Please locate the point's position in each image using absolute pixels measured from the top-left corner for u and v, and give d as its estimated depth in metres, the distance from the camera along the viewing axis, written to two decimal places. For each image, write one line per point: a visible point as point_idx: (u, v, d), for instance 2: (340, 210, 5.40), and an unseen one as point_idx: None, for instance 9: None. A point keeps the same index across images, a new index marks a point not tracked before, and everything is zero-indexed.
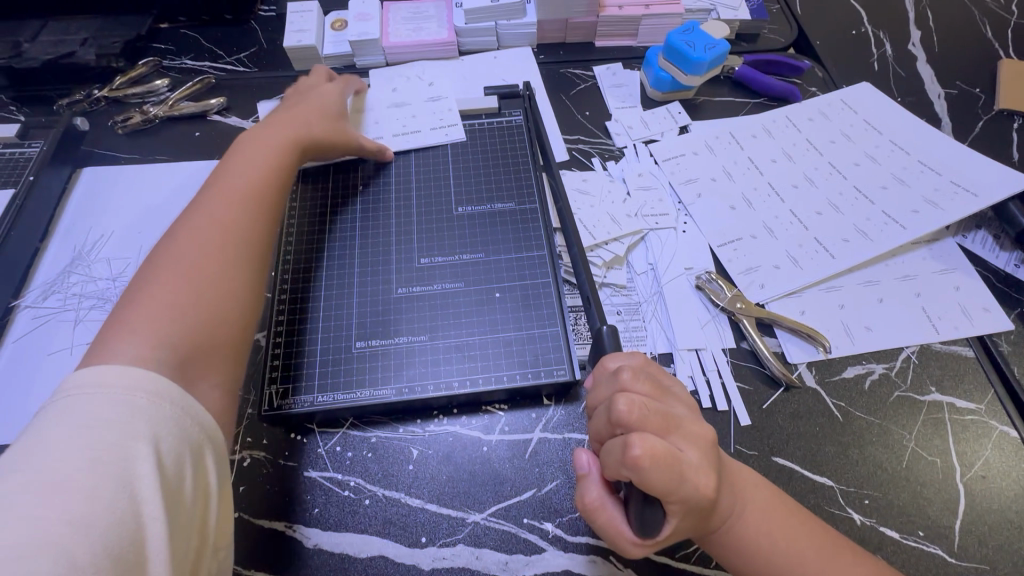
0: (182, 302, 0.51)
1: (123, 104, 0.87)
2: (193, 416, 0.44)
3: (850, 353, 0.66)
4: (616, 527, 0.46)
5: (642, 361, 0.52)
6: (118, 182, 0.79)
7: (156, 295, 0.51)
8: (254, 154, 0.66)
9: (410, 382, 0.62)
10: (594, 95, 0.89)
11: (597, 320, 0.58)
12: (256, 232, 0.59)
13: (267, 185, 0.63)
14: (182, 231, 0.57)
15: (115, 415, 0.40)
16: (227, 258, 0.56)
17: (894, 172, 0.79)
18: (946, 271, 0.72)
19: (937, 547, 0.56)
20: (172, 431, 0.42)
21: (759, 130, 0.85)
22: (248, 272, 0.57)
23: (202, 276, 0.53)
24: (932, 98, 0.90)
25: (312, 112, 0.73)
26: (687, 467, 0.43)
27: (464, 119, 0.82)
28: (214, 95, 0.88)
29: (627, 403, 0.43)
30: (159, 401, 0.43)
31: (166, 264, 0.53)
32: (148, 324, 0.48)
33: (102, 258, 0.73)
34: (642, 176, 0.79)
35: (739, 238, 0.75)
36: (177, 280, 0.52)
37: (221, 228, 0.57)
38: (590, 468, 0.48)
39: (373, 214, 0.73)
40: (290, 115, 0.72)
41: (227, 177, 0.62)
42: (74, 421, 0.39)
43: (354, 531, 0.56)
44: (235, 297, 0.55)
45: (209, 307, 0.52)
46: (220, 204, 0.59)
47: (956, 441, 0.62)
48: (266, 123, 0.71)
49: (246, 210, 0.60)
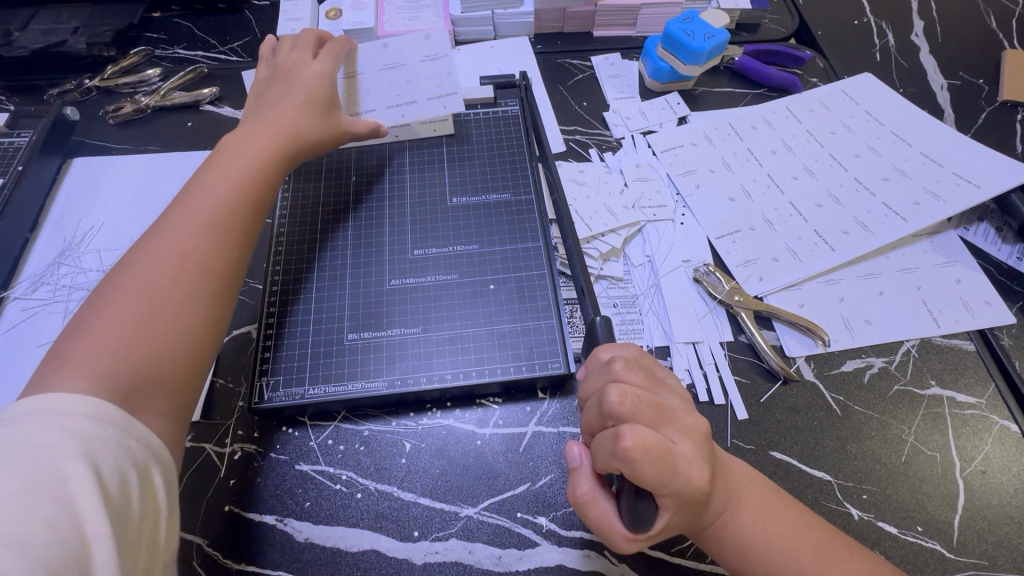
0: (123, 341, 0.47)
1: (115, 94, 0.86)
2: (135, 434, 0.43)
3: (849, 347, 0.66)
4: (607, 521, 0.45)
5: (636, 351, 0.50)
6: (109, 173, 0.79)
7: (101, 331, 0.47)
8: (228, 165, 0.60)
9: (403, 375, 0.61)
10: (592, 86, 0.88)
11: (591, 311, 0.56)
12: (219, 264, 0.54)
13: (239, 209, 0.58)
14: (141, 254, 0.52)
15: (47, 438, 0.39)
16: (181, 295, 0.51)
17: (895, 164, 0.78)
18: (948, 263, 0.71)
19: (936, 542, 0.55)
20: (114, 448, 0.41)
21: (759, 121, 0.84)
22: (206, 310, 0.52)
23: (150, 311, 0.49)
24: (934, 89, 0.88)
25: (297, 112, 0.66)
26: (680, 459, 0.42)
27: (459, 109, 0.81)
28: (207, 85, 0.87)
29: (619, 394, 0.42)
30: (99, 423, 0.41)
31: (116, 295, 0.49)
32: (85, 363, 0.45)
33: (93, 249, 0.72)
34: (639, 168, 0.78)
35: (738, 230, 0.74)
36: (124, 314, 0.48)
37: (179, 261, 0.52)
38: (581, 460, 0.47)
39: (367, 205, 0.72)
40: (274, 115, 0.66)
41: (197, 194, 0.57)
42: (1, 447, 0.38)
43: (346, 525, 0.56)
44: (187, 338, 0.50)
45: (153, 347, 0.48)
46: (183, 229, 0.54)
47: (956, 435, 0.61)
48: (247, 125, 0.65)
49: (209, 238, 0.54)
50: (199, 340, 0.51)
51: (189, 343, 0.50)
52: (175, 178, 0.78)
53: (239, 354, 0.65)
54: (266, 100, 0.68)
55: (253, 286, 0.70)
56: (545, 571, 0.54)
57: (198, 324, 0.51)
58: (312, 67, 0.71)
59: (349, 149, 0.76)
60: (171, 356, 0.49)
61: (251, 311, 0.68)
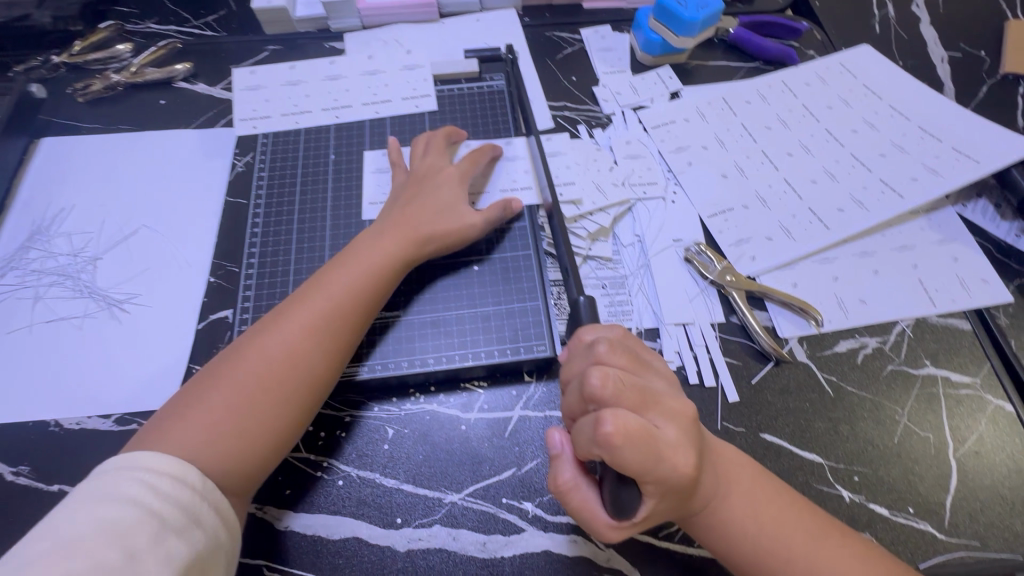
0: (220, 433, 0.48)
1: (84, 71, 0.82)
2: (210, 499, 0.45)
3: (843, 327, 0.64)
4: (589, 509, 0.44)
5: (621, 332, 0.49)
6: (79, 153, 0.75)
7: (201, 415, 0.48)
8: (403, 248, 0.59)
9: (383, 359, 0.60)
10: (581, 60, 0.85)
11: (575, 292, 0.56)
12: (321, 373, 0.52)
13: (358, 311, 0.55)
14: (256, 340, 0.52)
15: (135, 494, 0.41)
16: (278, 399, 0.50)
17: (893, 139, 0.75)
18: (945, 241, 0.69)
19: (927, 524, 0.55)
20: (188, 511, 0.43)
21: (754, 95, 0.81)
22: (295, 412, 0.51)
23: (248, 410, 0.49)
24: (935, 61, 0.86)
25: (433, 214, 0.62)
26: (665, 445, 0.41)
27: (442, 85, 0.78)
28: (181, 61, 0.83)
29: (601, 377, 0.41)
30: (182, 486, 0.44)
31: (221, 380, 0.50)
32: (186, 444, 0.47)
33: (63, 233, 0.70)
34: (629, 144, 0.76)
35: (730, 209, 0.71)
36: (223, 406, 0.48)
37: (284, 365, 0.51)
38: (563, 447, 0.46)
39: (346, 185, 0.70)
40: (438, 199, 0.63)
41: (351, 278, 0.56)
42: (98, 494, 0.41)
43: (328, 512, 0.54)
44: (273, 439, 0.50)
45: (244, 446, 0.48)
46: (298, 324, 0.53)
47: (950, 415, 0.60)
48: (387, 219, 0.61)
49: (318, 341, 0.52)
50: (283, 442, 0.51)
51: (271, 448, 0.49)
52: (148, 158, 0.75)
53: (215, 339, 0.63)
54: (433, 184, 0.64)
55: (229, 268, 0.67)
56: (531, 557, 0.53)
57: (287, 427, 0.50)
58: (450, 170, 0.65)
59: (329, 127, 0.74)
60: (257, 459, 0.49)
61: (228, 295, 0.66)
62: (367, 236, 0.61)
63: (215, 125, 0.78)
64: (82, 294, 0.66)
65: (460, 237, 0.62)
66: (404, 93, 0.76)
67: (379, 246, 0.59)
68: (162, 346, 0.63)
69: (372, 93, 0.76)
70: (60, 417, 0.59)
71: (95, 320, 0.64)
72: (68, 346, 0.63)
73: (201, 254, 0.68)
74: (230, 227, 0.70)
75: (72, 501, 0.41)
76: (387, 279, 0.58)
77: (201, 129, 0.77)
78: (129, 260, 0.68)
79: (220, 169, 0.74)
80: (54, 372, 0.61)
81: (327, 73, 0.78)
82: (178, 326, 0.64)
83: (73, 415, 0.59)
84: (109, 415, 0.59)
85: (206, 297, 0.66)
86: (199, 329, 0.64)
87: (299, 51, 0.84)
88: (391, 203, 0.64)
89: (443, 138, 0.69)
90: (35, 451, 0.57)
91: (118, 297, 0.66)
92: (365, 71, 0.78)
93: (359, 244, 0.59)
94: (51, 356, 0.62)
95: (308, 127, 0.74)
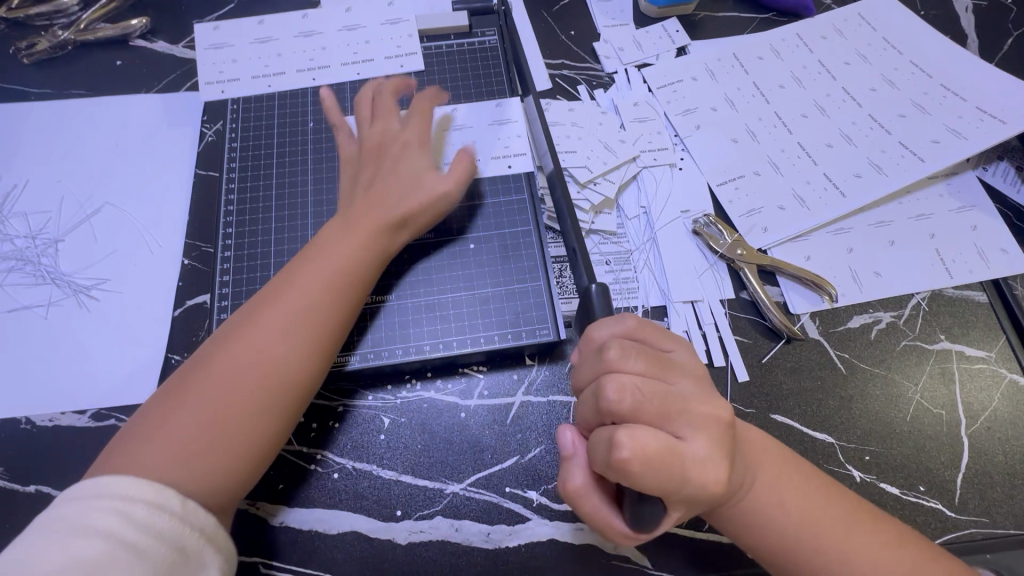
0: (199, 446, 0.44)
1: (27, 28, 0.73)
2: (193, 523, 0.41)
3: (857, 302, 0.61)
4: (604, 517, 0.42)
5: (633, 324, 0.43)
6: (28, 122, 0.68)
7: (171, 431, 0.44)
8: (376, 234, 0.54)
9: (376, 347, 0.56)
10: (580, 11, 0.78)
11: (585, 277, 0.48)
12: (303, 377, 0.48)
13: (338, 307, 0.51)
14: (228, 343, 0.48)
15: (106, 525, 0.37)
16: (256, 408, 0.46)
17: (914, 97, 0.71)
18: (964, 209, 0.66)
19: (938, 501, 0.54)
20: (169, 540, 0.39)
21: (767, 50, 0.75)
22: (278, 420, 0.47)
23: (229, 419, 0.45)
24: (959, 11, 0.80)
25: (399, 191, 0.56)
26: (691, 462, 0.39)
27: (429, 41, 0.71)
28: (137, 14, 0.74)
29: (618, 388, 0.39)
30: (159, 512, 0.40)
31: (191, 391, 0.46)
32: (162, 460, 0.43)
33: (19, 212, 0.64)
34: (637, 106, 0.70)
35: (741, 175, 0.67)
36: (201, 418, 0.44)
37: (262, 368, 0.47)
38: (575, 449, 0.43)
39: (328, 157, 0.64)
40: (403, 173, 0.57)
41: (327, 272, 0.51)
42: (64, 528, 0.37)
43: (325, 507, 0.52)
44: (254, 450, 0.46)
45: (228, 456, 0.44)
46: (271, 326, 0.48)
47: (963, 390, 0.58)
48: (356, 203, 0.56)
49: (297, 341, 0.48)
50: (270, 449, 0.47)
51: (256, 456, 0.46)
52: (106, 127, 0.68)
53: (193, 327, 0.59)
54: (392, 156, 0.58)
55: (204, 249, 0.62)
56: (537, 546, 0.51)
57: (269, 436, 0.47)
58: (406, 137, 0.59)
59: (306, 91, 0.67)
60: (241, 473, 0.45)
61: (205, 278, 0.61)
62: (334, 223, 0.55)
63: (178, 89, 0.71)
64: (44, 280, 0.61)
65: (431, 214, 0.57)
66: (387, 51, 0.69)
67: (352, 234, 0.54)
68: (136, 336, 0.58)
69: (352, 51, 0.69)
70: (30, 414, 0.55)
71: (60, 309, 0.59)
72: (34, 337, 0.58)
73: (173, 234, 0.63)
74: (203, 204, 0.65)
75: (38, 534, 0.37)
76: (365, 269, 0.53)
77: (163, 94, 0.70)
78: (93, 242, 0.63)
79: (188, 139, 0.68)
80: (20, 366, 0.57)
81: (300, 29, 0.70)
82: (152, 313, 0.60)
83: (45, 411, 0.55)
84: (84, 410, 0.55)
85: (181, 282, 0.61)
86: (176, 316, 0.59)
87: (269, 3, 0.75)
88: (351, 182, 0.58)
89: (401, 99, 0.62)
90: (5, 450, 0.53)
91: (84, 284, 0.61)
92: (342, 26, 0.70)
93: (328, 233, 0.55)
94: (15, 349, 0.58)
95: (282, 91, 0.67)
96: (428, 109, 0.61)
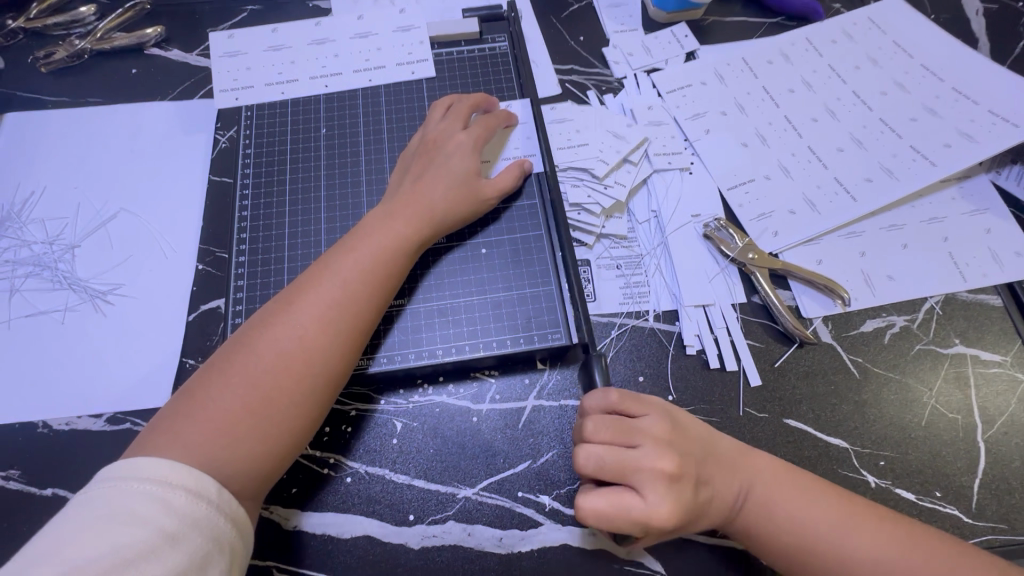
0: (238, 431, 0.44)
1: (45, 38, 0.74)
2: (227, 513, 0.41)
3: (870, 305, 0.61)
4: (614, 526, 0.42)
5: (614, 393, 0.48)
6: (45, 130, 0.69)
7: (210, 416, 0.44)
8: (412, 224, 0.55)
9: (389, 351, 0.56)
10: (589, 17, 0.78)
11: (598, 289, 0.49)
12: (339, 366, 0.49)
13: (373, 297, 0.51)
14: (267, 330, 0.48)
15: (148, 513, 0.37)
16: (293, 396, 0.46)
17: (924, 101, 0.71)
18: (977, 212, 0.65)
19: (954, 507, 0.53)
20: (206, 530, 0.39)
21: (776, 55, 0.75)
22: (315, 407, 0.47)
23: (268, 406, 0.45)
24: (970, 14, 0.79)
25: (443, 186, 0.57)
26: None
27: (439, 48, 0.72)
28: (152, 24, 0.75)
29: (586, 454, 0.45)
30: (197, 501, 0.40)
31: (231, 375, 0.46)
32: (199, 445, 0.43)
33: (37, 218, 0.65)
34: (650, 111, 0.71)
35: (751, 180, 0.67)
36: (240, 404, 0.45)
37: (299, 357, 0.47)
38: (588, 458, 0.44)
39: (340, 164, 0.65)
40: (444, 167, 0.58)
41: (363, 261, 0.52)
42: (106, 511, 0.37)
43: (336, 511, 0.52)
44: (292, 437, 0.46)
45: (265, 444, 0.45)
46: (311, 313, 0.48)
47: (978, 394, 0.58)
48: (395, 197, 0.57)
49: (334, 331, 0.49)
50: (304, 438, 0.48)
51: (292, 444, 0.47)
52: (123, 134, 0.69)
53: (208, 331, 0.59)
54: (442, 153, 0.59)
55: (218, 254, 0.63)
56: (550, 551, 0.51)
57: (306, 424, 0.47)
58: (460, 137, 0.60)
59: (318, 98, 0.68)
60: (276, 460, 0.46)
61: (219, 283, 0.62)
62: (374, 213, 0.56)
63: (193, 97, 0.71)
64: (61, 285, 0.61)
65: (469, 212, 0.58)
66: (398, 58, 0.70)
67: (390, 224, 0.54)
68: (152, 340, 0.59)
69: (363, 59, 0.70)
70: (47, 418, 0.55)
71: (77, 313, 0.60)
72: (51, 341, 0.59)
73: (186, 239, 0.64)
74: (217, 210, 0.65)
75: (76, 518, 0.37)
76: (400, 260, 0.54)
77: (177, 102, 0.71)
78: (109, 248, 0.63)
79: (202, 145, 0.69)
80: (38, 370, 0.57)
81: (312, 37, 0.71)
82: (168, 317, 0.60)
83: (62, 415, 0.55)
84: (100, 414, 0.55)
85: (195, 287, 0.61)
86: (190, 320, 0.60)
87: (281, 12, 0.76)
88: (400, 176, 0.60)
89: (442, 109, 0.64)
90: (22, 453, 0.53)
91: (100, 288, 0.61)
92: (354, 33, 0.71)
93: (367, 223, 0.55)
94: (32, 352, 0.58)
95: (295, 99, 0.68)
96: (493, 117, 0.63)
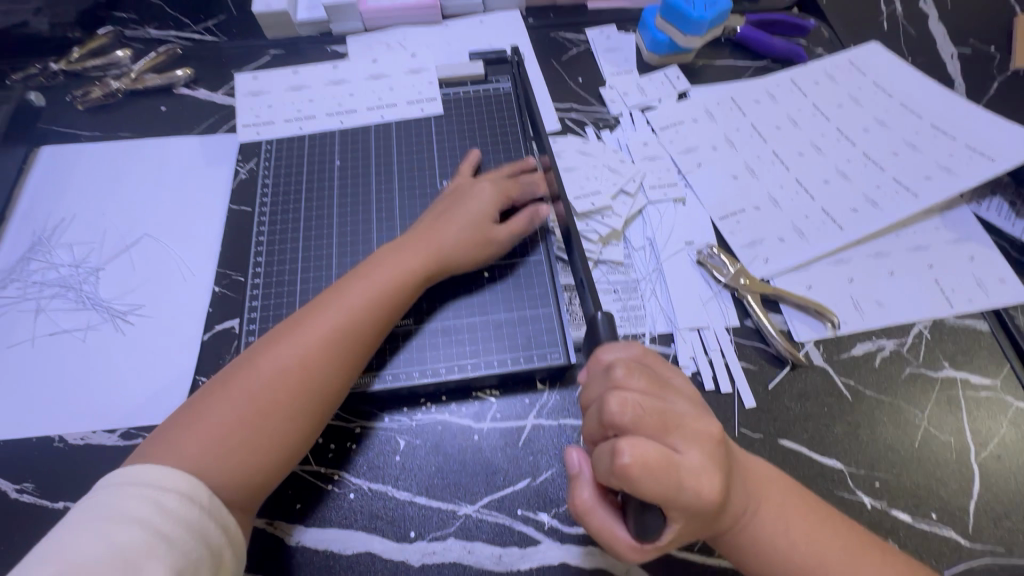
0: (232, 441, 0.46)
1: (83, 78, 0.79)
2: (218, 519, 0.43)
3: (861, 329, 0.63)
4: (608, 531, 0.44)
5: (639, 351, 0.49)
6: (79, 161, 0.74)
7: (207, 428, 0.46)
8: (418, 257, 0.58)
9: (394, 370, 0.59)
10: (587, 61, 0.84)
11: (591, 306, 0.52)
12: (335, 384, 0.51)
13: (371, 320, 0.54)
14: (270, 348, 0.51)
15: (143, 514, 0.40)
16: (288, 410, 0.48)
17: (904, 137, 0.74)
18: (960, 241, 0.68)
19: (951, 529, 0.54)
20: (195, 532, 0.41)
21: (763, 95, 0.80)
22: (308, 423, 0.49)
23: (263, 418, 0.47)
24: (945, 58, 0.85)
25: (458, 228, 0.60)
26: (686, 473, 0.40)
27: (447, 88, 0.77)
28: (181, 66, 0.81)
29: (621, 402, 0.42)
30: (190, 503, 0.42)
31: (231, 389, 0.48)
32: (194, 454, 0.45)
33: (65, 242, 0.69)
34: (645, 146, 0.75)
35: (741, 210, 0.70)
36: (236, 416, 0.47)
37: (296, 373, 0.49)
38: (580, 468, 0.47)
39: (354, 192, 0.69)
40: (461, 207, 0.62)
41: (365, 286, 0.55)
42: (104, 514, 0.39)
43: (339, 527, 0.53)
44: (285, 451, 0.48)
45: (256, 454, 0.47)
46: (310, 334, 0.51)
47: (970, 417, 0.59)
48: (409, 234, 0.61)
49: (331, 351, 0.51)
50: (296, 454, 0.49)
51: (284, 459, 0.48)
52: (150, 166, 0.74)
53: (221, 350, 0.62)
54: (465, 198, 0.63)
55: (233, 277, 0.66)
56: (550, 568, 0.52)
57: (297, 440, 0.49)
58: (483, 186, 0.64)
59: (333, 133, 0.73)
60: (268, 472, 0.47)
61: (234, 304, 0.65)
62: (385, 247, 0.60)
63: (216, 131, 0.77)
64: (85, 305, 0.65)
65: (488, 249, 0.61)
66: (409, 97, 0.75)
67: (394, 254, 0.58)
68: (167, 358, 0.62)
69: (376, 97, 0.75)
70: (63, 432, 0.57)
71: (98, 332, 0.63)
72: (71, 358, 0.62)
73: (204, 263, 0.67)
74: (234, 235, 0.69)
75: (81, 515, 0.40)
76: (400, 285, 0.56)
77: (202, 136, 0.76)
78: (131, 270, 0.67)
79: (222, 176, 0.73)
80: (57, 386, 0.60)
81: (330, 78, 0.76)
82: (183, 336, 0.63)
83: (78, 430, 0.57)
84: (116, 429, 0.57)
85: (211, 308, 0.64)
86: (205, 339, 0.63)
87: (302, 56, 0.82)
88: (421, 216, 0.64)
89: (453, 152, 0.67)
90: (37, 466, 0.55)
91: (120, 309, 0.65)
92: (368, 75, 0.77)
93: (375, 255, 0.58)
94: (53, 369, 0.61)
95: (311, 133, 0.73)
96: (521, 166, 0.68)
